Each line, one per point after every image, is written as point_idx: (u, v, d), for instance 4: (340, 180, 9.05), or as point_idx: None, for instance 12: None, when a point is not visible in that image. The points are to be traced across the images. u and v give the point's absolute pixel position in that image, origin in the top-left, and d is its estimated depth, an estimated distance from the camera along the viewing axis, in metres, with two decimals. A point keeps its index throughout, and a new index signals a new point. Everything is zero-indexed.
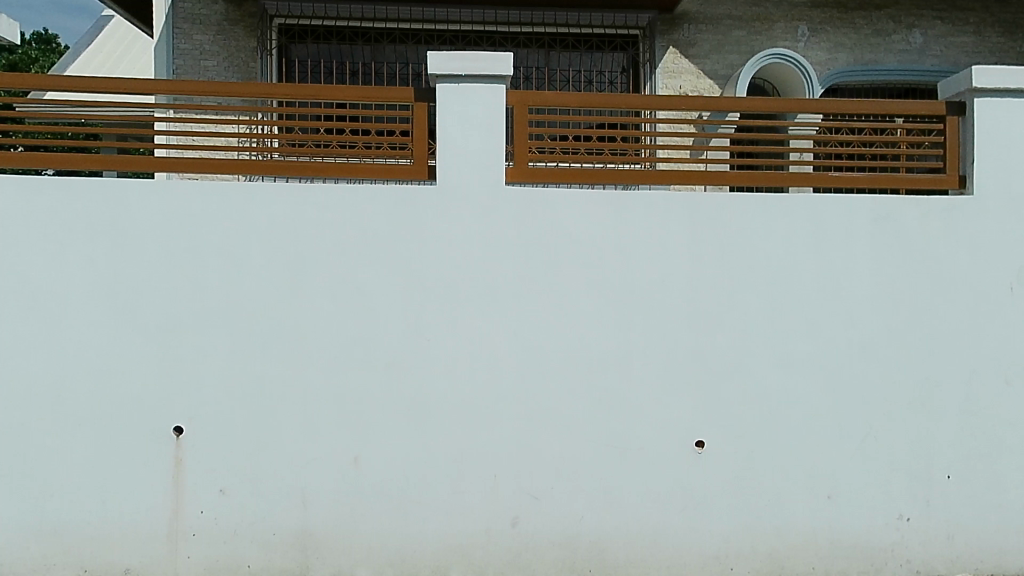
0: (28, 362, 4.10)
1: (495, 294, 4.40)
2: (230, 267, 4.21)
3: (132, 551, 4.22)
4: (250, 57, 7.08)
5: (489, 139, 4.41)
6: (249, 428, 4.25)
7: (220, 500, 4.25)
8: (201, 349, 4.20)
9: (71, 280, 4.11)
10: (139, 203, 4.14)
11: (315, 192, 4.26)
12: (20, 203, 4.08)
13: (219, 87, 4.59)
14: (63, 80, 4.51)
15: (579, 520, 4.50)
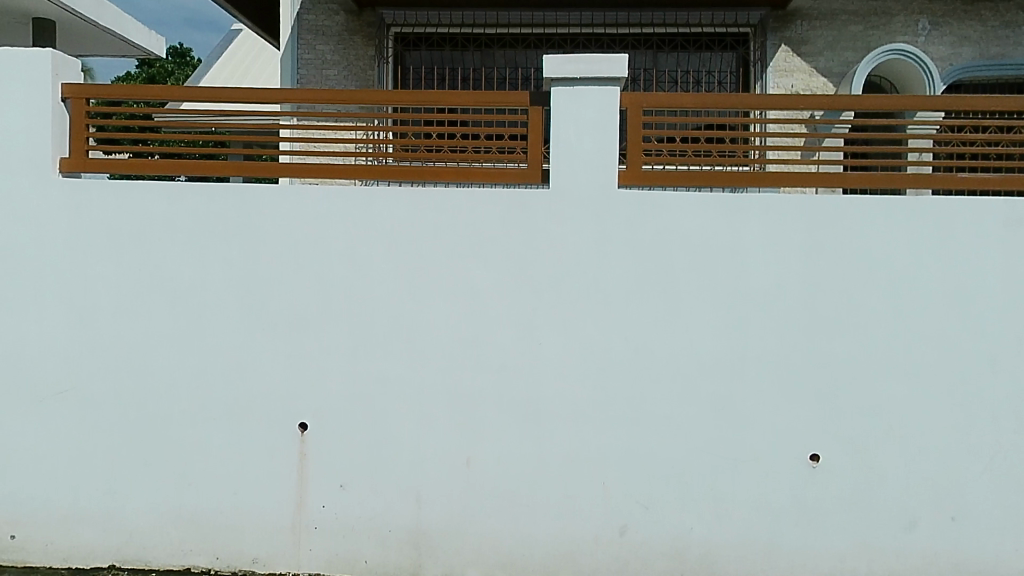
0: (169, 357, 4.31)
1: (608, 297, 4.35)
2: (350, 269, 4.33)
3: (258, 543, 4.37)
4: (369, 65, 7.28)
5: (604, 141, 4.36)
6: (367, 425, 4.35)
7: (339, 495, 4.37)
8: (324, 348, 4.33)
9: (206, 280, 4.31)
10: (269, 207, 4.31)
11: (430, 196, 4.33)
12: (163, 207, 4.30)
13: (339, 94, 4.72)
14: (196, 91, 4.70)
15: (688, 531, 4.38)
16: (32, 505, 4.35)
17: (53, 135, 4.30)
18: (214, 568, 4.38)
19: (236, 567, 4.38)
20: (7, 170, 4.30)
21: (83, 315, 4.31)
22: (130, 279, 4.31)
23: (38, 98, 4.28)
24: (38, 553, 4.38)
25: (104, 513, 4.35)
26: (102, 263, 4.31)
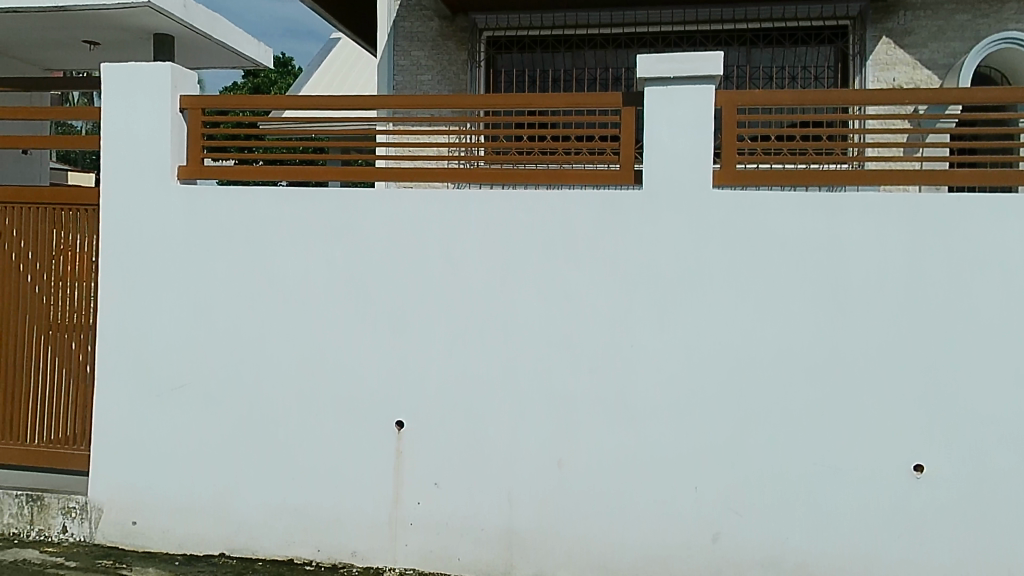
0: (275, 354, 4.49)
1: (701, 299, 4.28)
2: (444, 270, 4.40)
3: (357, 537, 4.47)
4: (462, 70, 7.44)
5: (699, 140, 4.28)
6: (459, 423, 4.41)
7: (434, 492, 4.43)
8: (419, 347, 4.42)
9: (307, 281, 4.47)
10: (366, 210, 4.43)
11: (522, 198, 4.36)
12: (270, 210, 4.49)
13: (433, 100, 4.81)
14: (296, 99, 4.85)
15: (784, 539, 4.25)
16: (151, 492, 4.58)
17: (171, 143, 4.54)
18: (315, 560, 4.49)
19: (336, 559, 4.49)
20: (131, 176, 4.58)
21: (198, 313, 4.54)
22: (239, 279, 4.51)
23: (158, 109, 4.54)
24: (156, 539, 4.58)
25: (214, 502, 4.53)
26: (212, 264, 4.53)
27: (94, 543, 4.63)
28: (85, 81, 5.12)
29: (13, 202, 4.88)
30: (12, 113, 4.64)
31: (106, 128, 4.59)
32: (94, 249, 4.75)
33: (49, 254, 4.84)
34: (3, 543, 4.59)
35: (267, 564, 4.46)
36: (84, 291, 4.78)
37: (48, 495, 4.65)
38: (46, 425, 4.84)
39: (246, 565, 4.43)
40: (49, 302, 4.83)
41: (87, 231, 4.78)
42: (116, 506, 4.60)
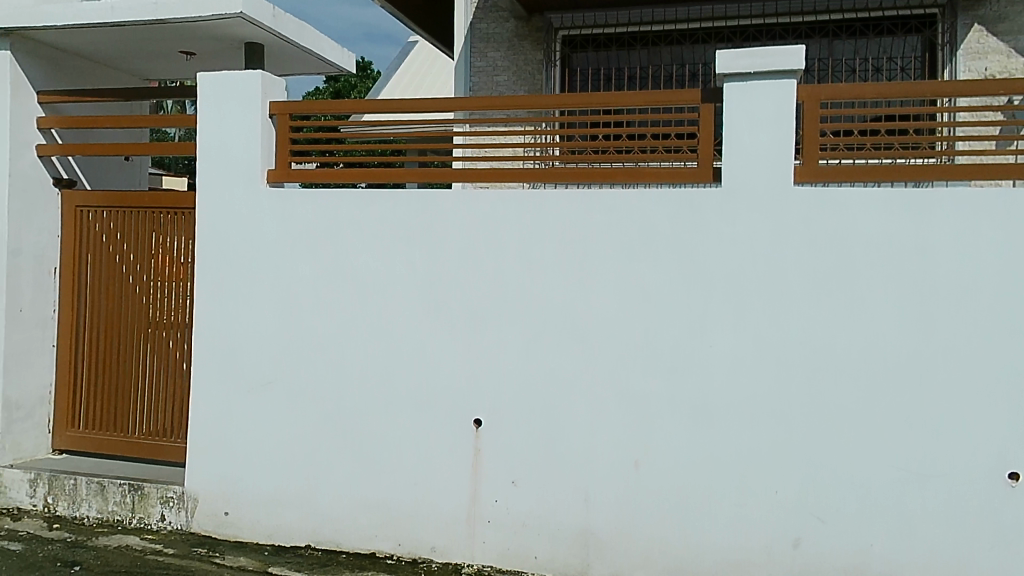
0: (358, 352, 4.60)
1: (782, 299, 4.16)
2: (521, 269, 4.43)
3: (436, 532, 4.53)
4: (538, 69, 7.46)
5: (779, 136, 4.18)
6: (536, 423, 4.42)
7: (512, 490, 4.46)
8: (497, 346, 4.46)
9: (388, 281, 4.57)
10: (444, 211, 4.50)
11: (599, 197, 4.35)
12: (352, 212, 4.60)
13: (507, 101, 4.81)
14: (373, 102, 4.94)
15: (869, 547, 4.09)
16: (242, 484, 4.75)
17: (262, 148, 4.72)
18: (396, 554, 4.57)
19: (416, 554, 4.55)
20: (224, 180, 4.77)
21: (285, 311, 4.70)
22: (324, 279, 4.65)
23: (249, 115, 4.72)
24: (246, 529, 4.75)
25: (301, 495, 4.67)
26: (296, 265, 4.68)
27: (190, 531, 4.82)
28: (179, 89, 5.37)
29: (118, 206, 5.17)
30: (113, 122, 4.92)
31: (200, 135, 4.80)
32: (189, 250, 4.98)
33: (150, 255, 5.11)
34: (107, 530, 4.82)
35: (351, 557, 4.56)
36: (180, 290, 5.01)
37: (148, 485, 4.87)
38: (147, 418, 5.10)
39: (331, 557, 4.54)
40: (150, 301, 5.10)
41: (183, 234, 5.02)
42: (210, 497, 4.80)
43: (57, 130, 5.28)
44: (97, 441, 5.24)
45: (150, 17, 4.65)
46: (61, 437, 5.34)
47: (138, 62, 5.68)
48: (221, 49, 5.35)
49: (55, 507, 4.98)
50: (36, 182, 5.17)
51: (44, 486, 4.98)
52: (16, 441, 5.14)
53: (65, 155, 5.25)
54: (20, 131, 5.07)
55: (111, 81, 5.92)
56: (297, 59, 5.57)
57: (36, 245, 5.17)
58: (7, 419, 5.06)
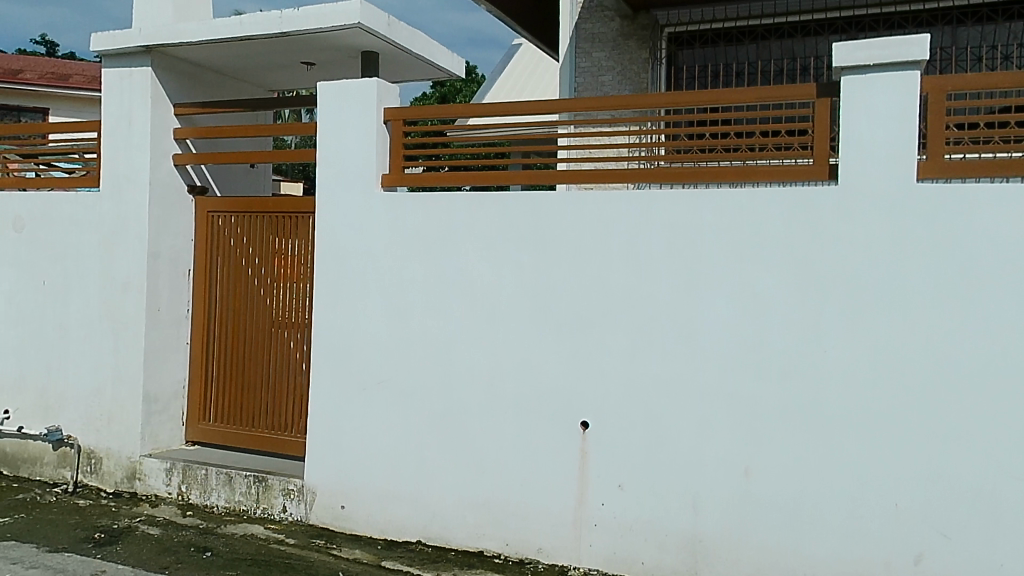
0: (468, 352, 4.67)
1: (903, 302, 3.91)
2: (628, 270, 4.39)
3: (543, 533, 4.52)
4: (642, 68, 7.37)
5: (900, 130, 3.94)
6: (644, 426, 4.35)
7: (619, 495, 4.39)
8: (603, 348, 4.43)
9: (495, 284, 4.62)
10: (550, 214, 4.52)
11: (709, 198, 4.25)
12: (462, 215, 4.69)
13: (611, 101, 4.75)
14: (477, 107, 4.97)
15: (999, 567, 3.77)
16: (356, 480, 4.91)
17: (376, 153, 4.86)
18: (504, 553, 4.59)
19: (523, 555, 4.55)
20: (339, 187, 4.96)
21: (397, 312, 4.82)
22: (433, 282, 4.74)
23: (365, 121, 4.87)
24: (361, 523, 4.89)
25: (411, 492, 4.78)
26: (406, 267, 4.80)
27: (309, 523, 5.01)
28: (296, 99, 5.59)
29: (246, 212, 5.46)
30: (241, 131, 5.19)
31: (320, 143, 5.01)
32: (309, 253, 5.20)
33: (272, 258, 5.36)
34: (234, 519, 5.08)
35: (459, 555, 4.62)
36: (300, 291, 5.23)
37: (271, 477, 5.09)
38: (269, 413, 5.35)
39: (441, 554, 4.62)
40: (273, 301, 5.35)
41: (302, 237, 5.24)
42: (327, 491, 4.97)
43: (192, 140, 5.62)
44: (224, 433, 5.54)
45: (275, 31, 4.87)
46: (194, 430, 5.67)
47: (263, 74, 5.95)
48: (339, 59, 5.52)
49: (187, 496, 5.28)
50: (173, 188, 5.53)
51: (177, 475, 5.30)
52: (154, 432, 5.48)
53: (199, 163, 5.59)
54: (160, 141, 5.43)
55: (240, 92, 6.24)
56: (411, 66, 5.67)
57: (173, 249, 5.54)
58: (147, 411, 5.41)
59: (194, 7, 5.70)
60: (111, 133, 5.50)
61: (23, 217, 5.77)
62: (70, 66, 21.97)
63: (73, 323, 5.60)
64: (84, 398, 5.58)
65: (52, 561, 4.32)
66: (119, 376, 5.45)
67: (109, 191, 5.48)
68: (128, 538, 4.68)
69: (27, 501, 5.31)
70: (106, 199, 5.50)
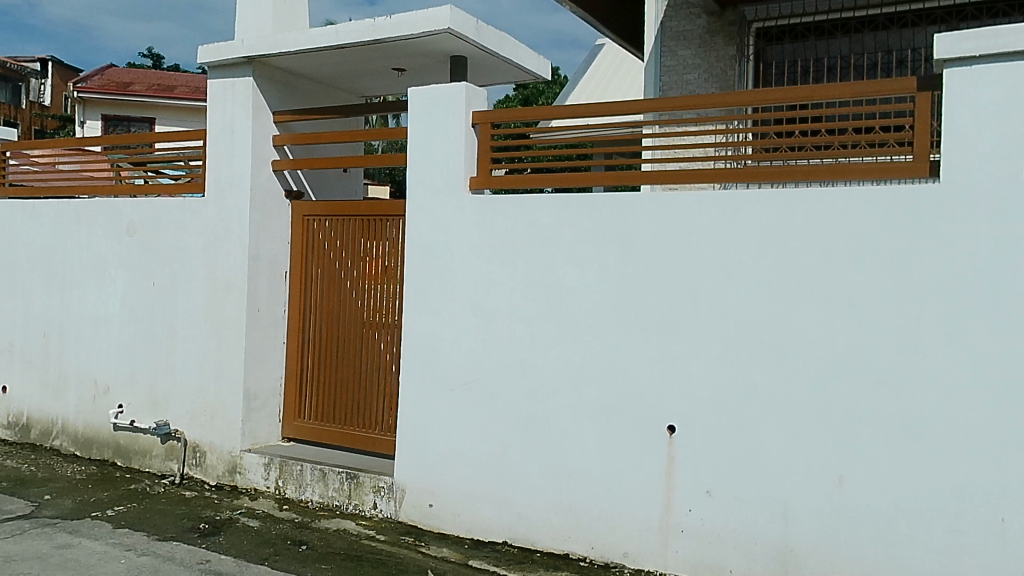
0: (554, 354, 4.67)
1: (1012, 306, 3.68)
2: (718, 272, 4.30)
3: (629, 538, 4.47)
4: (729, 66, 7.24)
5: (1009, 125, 3.71)
6: (734, 431, 4.25)
7: (707, 501, 4.30)
8: (690, 352, 4.36)
9: (582, 286, 4.61)
10: (638, 215, 4.48)
11: (802, 198, 4.12)
12: (548, 216, 4.71)
13: (698, 100, 4.66)
14: (562, 109, 4.94)
15: None
16: (443, 479, 4.98)
17: (464, 156, 4.93)
18: (589, 557, 4.56)
19: (609, 559, 4.52)
20: (428, 191, 5.05)
21: (483, 312, 4.87)
22: (519, 284, 4.77)
23: (454, 124, 4.94)
24: (448, 522, 4.96)
25: (497, 492, 4.81)
26: (492, 270, 4.85)
27: (398, 520, 5.11)
28: (387, 104, 5.71)
29: (339, 215, 5.61)
30: (336, 137, 5.35)
31: (411, 147, 5.11)
32: (399, 255, 5.30)
33: (364, 260, 5.49)
34: (327, 514, 5.22)
35: (544, 557, 4.62)
36: (391, 292, 5.34)
37: (363, 474, 5.21)
38: (361, 412, 5.49)
39: (526, 555, 4.64)
40: (365, 302, 5.47)
41: (393, 239, 5.36)
42: (416, 489, 5.06)
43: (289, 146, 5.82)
44: (318, 430, 5.71)
45: (367, 38, 5.00)
46: (290, 426, 5.87)
47: (355, 82, 6.11)
48: (428, 64, 5.61)
49: (284, 490, 5.46)
50: (272, 193, 5.74)
51: (275, 470, 5.48)
52: (253, 427, 5.70)
53: (295, 169, 5.79)
54: (260, 148, 5.65)
55: (335, 99, 6.41)
56: (497, 70, 5.71)
57: (271, 251, 5.74)
58: (247, 407, 5.63)
59: (292, 18, 5.91)
60: (216, 141, 5.76)
61: (135, 222, 6.09)
62: (177, 77, 23.20)
63: (178, 323, 5.88)
64: (190, 394, 5.85)
65: (161, 549, 4.54)
66: (221, 374, 5.69)
67: (213, 197, 5.74)
68: (230, 530, 4.88)
69: (139, 491, 5.60)
70: (210, 204, 5.76)
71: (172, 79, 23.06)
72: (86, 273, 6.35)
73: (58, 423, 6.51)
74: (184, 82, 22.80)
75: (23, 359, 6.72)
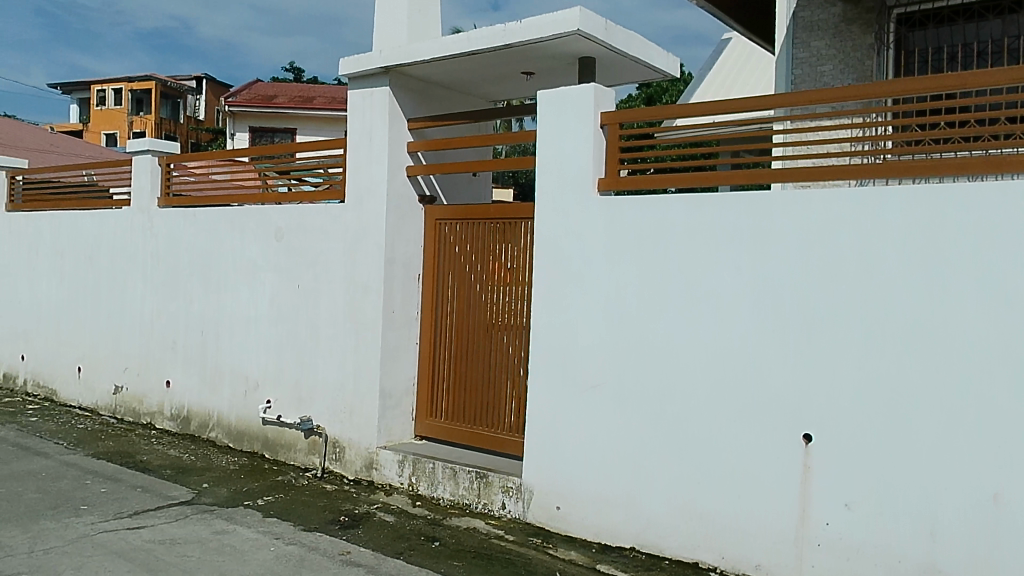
0: (686, 358, 4.57)
1: None
2: (861, 273, 4.07)
3: (761, 549, 4.30)
4: (867, 55, 6.90)
5: None
6: (879, 441, 3.99)
7: (846, 515, 4.07)
8: (831, 355, 4.15)
9: (716, 288, 4.49)
10: (774, 215, 4.32)
11: (955, 192, 3.82)
12: (679, 217, 4.62)
13: (833, 94, 4.42)
14: (688, 107, 4.82)
15: None
16: (571, 482, 4.98)
17: (592, 158, 4.92)
18: (720, 567, 4.43)
19: (741, 570, 4.36)
20: (558, 193, 5.08)
21: (613, 315, 4.84)
22: (651, 286, 4.71)
23: (584, 126, 4.94)
24: (576, 525, 4.95)
25: (625, 497, 4.76)
26: (624, 272, 4.81)
27: (526, 521, 5.15)
28: (520, 108, 5.76)
29: (471, 218, 5.73)
30: (468, 142, 5.46)
31: (541, 150, 5.14)
32: (529, 257, 5.34)
33: (494, 263, 5.57)
34: (458, 512, 5.34)
35: (674, 565, 4.53)
36: (521, 294, 5.39)
37: (492, 474, 5.29)
38: (490, 412, 5.57)
39: (655, 562, 4.56)
40: (496, 304, 5.56)
41: (523, 242, 5.41)
42: (544, 490, 5.09)
43: (423, 152, 6.00)
44: (450, 429, 5.84)
45: (498, 43, 5.07)
46: (422, 425, 6.03)
47: (484, 87, 6.20)
48: (554, 66, 5.62)
49: (417, 487, 5.63)
50: (407, 198, 5.93)
51: (409, 467, 5.66)
52: (389, 426, 5.90)
53: (429, 174, 5.95)
54: (396, 154, 5.85)
55: (467, 105, 6.52)
56: (626, 70, 5.66)
57: (407, 254, 5.94)
58: (383, 406, 5.84)
59: (426, 27, 6.08)
60: (355, 148, 6.01)
61: (283, 227, 6.44)
62: (317, 89, 24.45)
63: (320, 324, 6.19)
64: (330, 392, 6.13)
65: (307, 539, 4.78)
66: (359, 373, 5.93)
67: (353, 203, 5.99)
68: (368, 523, 5.07)
69: (285, 483, 5.92)
70: (350, 209, 6.01)
71: (311, 90, 24.28)
72: (239, 275, 6.78)
73: (213, 416, 6.97)
74: (323, 93, 24.06)
75: (183, 355, 7.26)
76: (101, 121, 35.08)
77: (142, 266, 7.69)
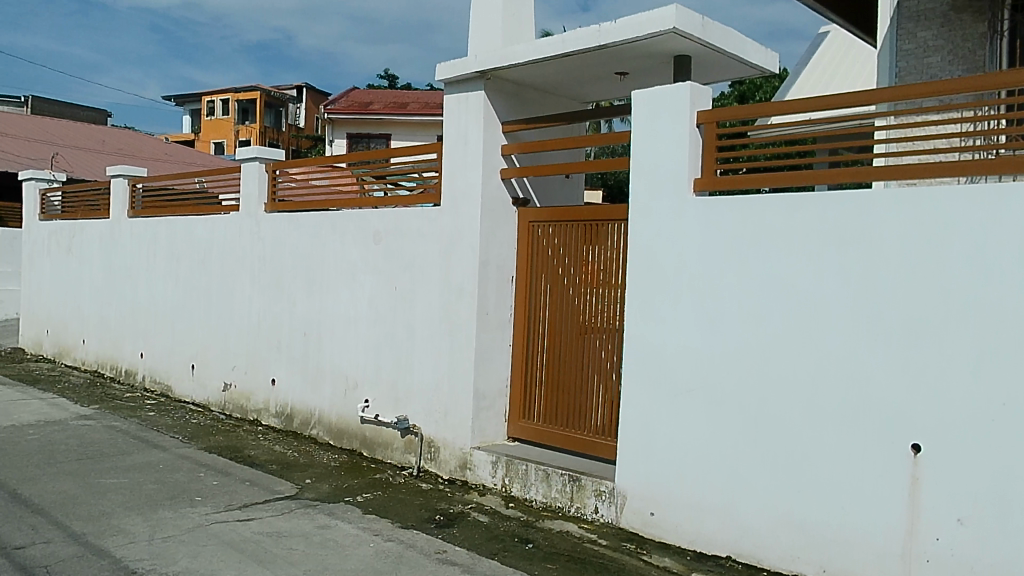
0: (787, 362, 4.44)
1: None
2: (976, 274, 3.84)
3: (866, 563, 4.12)
4: (979, 44, 6.55)
5: None
6: (995, 452, 3.76)
7: (958, 530, 3.85)
8: (942, 361, 3.93)
9: (819, 290, 4.34)
10: (881, 213, 4.14)
11: None
12: (780, 217, 4.49)
13: (941, 86, 4.19)
14: (783, 105, 4.67)
15: None
16: (666, 487, 4.91)
17: (688, 157, 4.84)
18: None
19: None
20: (654, 194, 5.02)
21: (710, 318, 4.74)
22: (750, 288, 4.59)
23: (680, 125, 4.86)
24: (671, 532, 4.87)
25: (722, 504, 4.66)
26: (721, 274, 4.71)
27: (619, 526, 5.10)
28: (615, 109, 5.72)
29: (564, 220, 5.73)
30: (562, 143, 5.46)
31: (638, 150, 5.10)
32: (621, 260, 5.30)
33: (586, 265, 5.55)
34: (551, 515, 5.34)
35: None
36: (614, 296, 5.35)
37: (585, 478, 5.28)
38: (583, 415, 5.55)
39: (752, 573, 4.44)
40: (588, 306, 5.54)
41: (616, 244, 5.37)
42: (638, 495, 5.03)
43: (516, 155, 6.03)
44: (542, 432, 5.85)
45: (592, 44, 5.06)
46: (514, 426, 6.06)
47: (575, 88, 6.19)
48: (647, 65, 5.55)
49: (510, 488, 5.66)
50: (500, 201, 5.98)
51: (502, 468, 5.70)
52: (482, 427, 5.96)
53: (522, 177, 5.99)
54: (490, 157, 5.91)
55: (561, 106, 6.52)
56: (724, 67, 5.54)
57: (500, 257, 5.99)
58: (477, 406, 5.91)
59: (520, 31, 6.12)
60: (451, 151, 6.11)
61: (381, 231, 6.60)
62: (409, 96, 24.98)
63: (416, 326, 6.31)
64: (426, 392, 6.24)
65: (404, 536, 4.88)
66: (453, 373, 6.02)
67: (448, 206, 6.09)
68: (462, 523, 5.13)
69: (382, 480, 6.06)
70: (445, 212, 6.12)
71: (402, 97, 24.82)
72: (339, 278, 7.00)
73: (315, 414, 7.21)
74: (414, 100, 24.57)
75: (286, 355, 7.54)
76: (206, 130, 37.07)
77: (249, 270, 8.04)
